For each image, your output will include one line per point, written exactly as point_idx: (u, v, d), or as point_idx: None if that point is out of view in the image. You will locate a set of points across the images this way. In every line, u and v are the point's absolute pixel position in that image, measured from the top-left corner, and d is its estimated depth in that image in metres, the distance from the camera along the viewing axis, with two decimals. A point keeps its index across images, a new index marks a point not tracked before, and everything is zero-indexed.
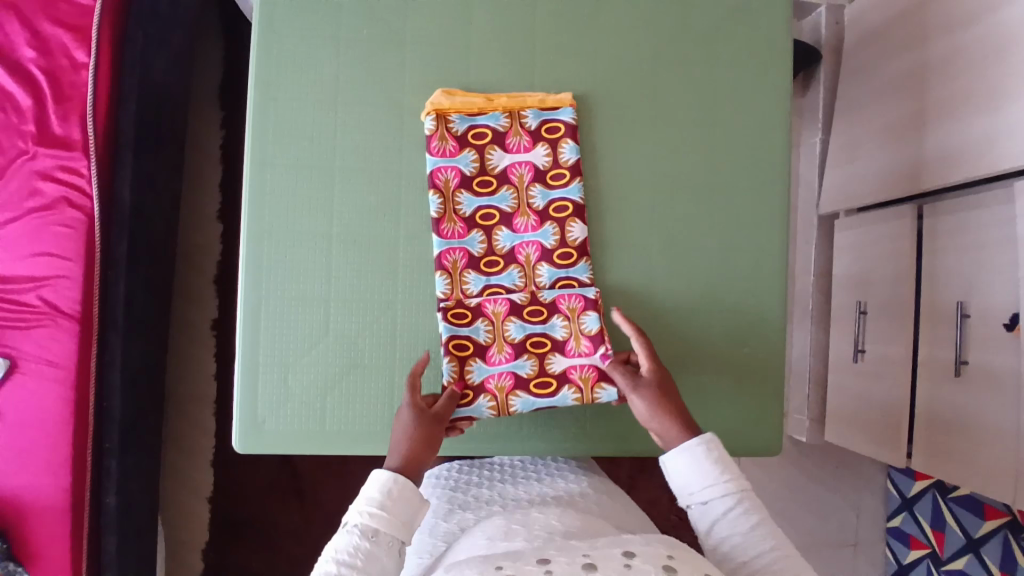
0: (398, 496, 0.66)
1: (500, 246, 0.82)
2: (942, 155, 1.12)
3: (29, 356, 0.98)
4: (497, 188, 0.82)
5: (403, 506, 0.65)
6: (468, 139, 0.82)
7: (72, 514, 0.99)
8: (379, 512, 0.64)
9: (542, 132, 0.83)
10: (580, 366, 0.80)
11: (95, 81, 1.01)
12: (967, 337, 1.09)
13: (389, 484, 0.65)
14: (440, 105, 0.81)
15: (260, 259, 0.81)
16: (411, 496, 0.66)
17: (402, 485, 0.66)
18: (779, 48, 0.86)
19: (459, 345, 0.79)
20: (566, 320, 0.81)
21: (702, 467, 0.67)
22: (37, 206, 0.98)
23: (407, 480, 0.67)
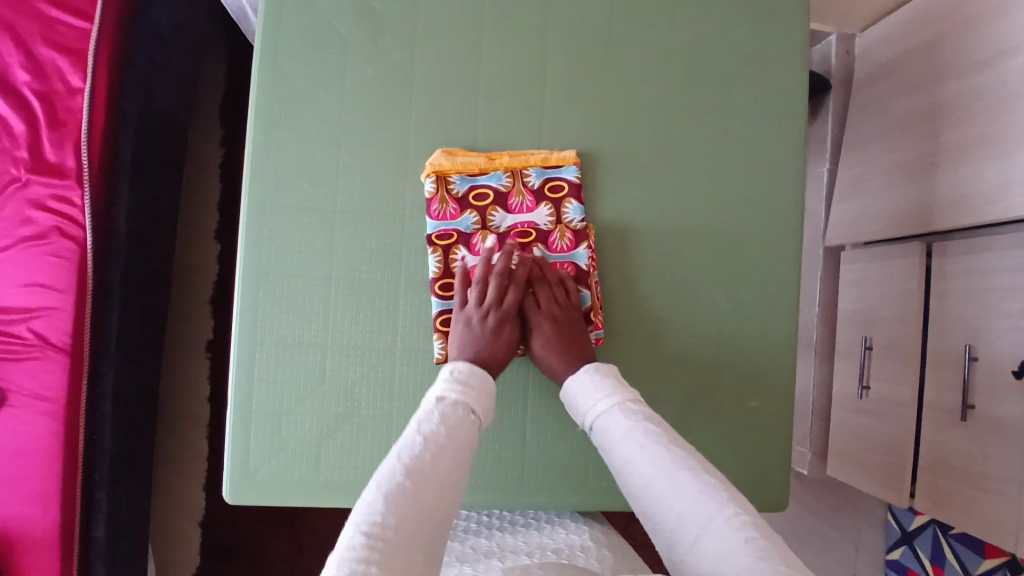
0: (469, 394, 0.68)
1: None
2: (954, 196, 1.10)
3: (20, 389, 0.95)
4: (496, 249, 0.81)
5: (480, 396, 0.68)
6: (470, 200, 0.81)
7: (61, 549, 0.96)
8: (464, 393, 0.67)
9: (546, 192, 0.82)
10: (561, 267, 0.82)
11: (91, 107, 0.98)
12: (975, 380, 1.07)
13: (472, 371, 0.70)
14: (441, 166, 0.80)
15: (255, 304, 0.79)
16: (488, 385, 0.70)
17: (481, 375, 0.71)
18: (790, 99, 0.86)
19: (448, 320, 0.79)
20: None
21: (589, 392, 0.70)
22: (29, 235, 0.96)
23: (486, 374, 0.72)
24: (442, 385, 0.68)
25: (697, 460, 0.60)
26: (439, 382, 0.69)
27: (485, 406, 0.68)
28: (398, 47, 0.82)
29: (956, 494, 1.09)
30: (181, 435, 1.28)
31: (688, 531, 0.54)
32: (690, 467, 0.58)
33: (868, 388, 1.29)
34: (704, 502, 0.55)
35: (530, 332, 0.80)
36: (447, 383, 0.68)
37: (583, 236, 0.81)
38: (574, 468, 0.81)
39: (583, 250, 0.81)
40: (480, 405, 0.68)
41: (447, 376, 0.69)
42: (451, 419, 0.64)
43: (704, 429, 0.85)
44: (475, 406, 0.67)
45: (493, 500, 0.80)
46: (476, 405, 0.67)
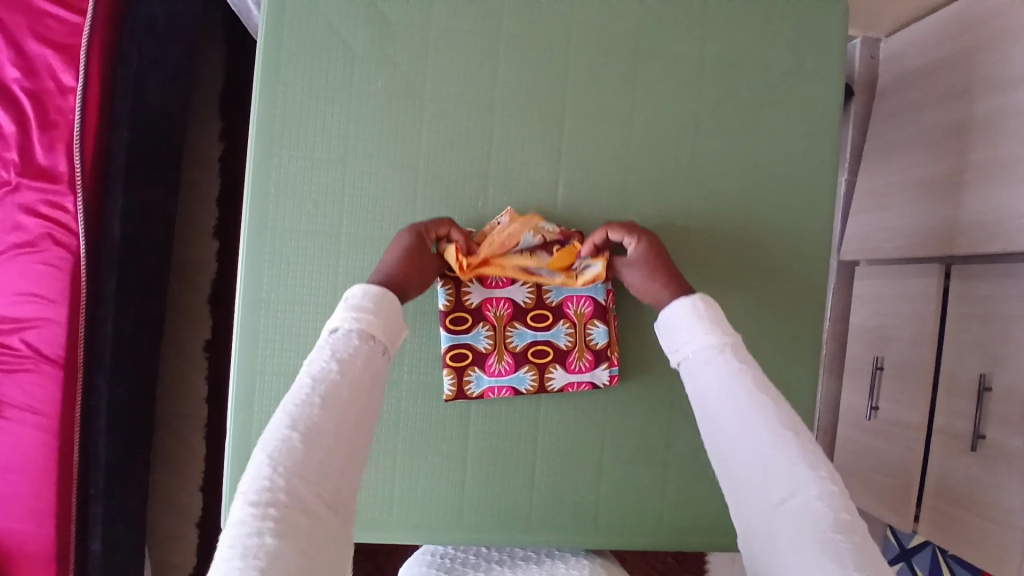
0: (374, 318, 0.57)
1: (511, 341, 0.78)
2: (979, 221, 1.06)
3: (14, 403, 0.93)
4: (508, 282, 0.77)
5: (386, 320, 0.58)
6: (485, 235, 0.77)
7: (57, 560, 0.95)
8: (367, 315, 0.57)
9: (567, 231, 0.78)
10: (577, 300, 0.78)
11: (83, 107, 0.93)
12: (987, 411, 1.05)
13: (373, 294, 0.59)
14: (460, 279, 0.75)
15: (255, 331, 0.76)
16: (394, 306, 0.60)
17: (384, 297, 0.59)
18: (824, 127, 0.82)
19: (458, 354, 0.76)
20: (572, 325, 0.78)
21: (686, 319, 0.60)
22: (19, 241, 0.92)
23: (390, 295, 0.60)
24: (344, 309, 0.57)
25: (798, 418, 0.52)
26: (342, 308, 0.58)
27: (392, 330, 0.58)
28: (411, 59, 0.77)
29: (959, 523, 1.07)
30: (178, 436, 1.25)
31: (771, 493, 0.48)
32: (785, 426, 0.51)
33: (876, 408, 1.27)
34: (800, 467, 0.48)
35: (541, 368, 0.78)
36: (346, 308, 0.57)
37: None
38: (583, 506, 0.80)
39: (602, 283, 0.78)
40: (385, 329, 0.58)
41: (351, 301, 0.58)
42: (358, 347, 0.55)
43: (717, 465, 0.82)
44: (378, 331, 0.57)
45: (498, 531, 0.80)
46: (378, 335, 0.57)
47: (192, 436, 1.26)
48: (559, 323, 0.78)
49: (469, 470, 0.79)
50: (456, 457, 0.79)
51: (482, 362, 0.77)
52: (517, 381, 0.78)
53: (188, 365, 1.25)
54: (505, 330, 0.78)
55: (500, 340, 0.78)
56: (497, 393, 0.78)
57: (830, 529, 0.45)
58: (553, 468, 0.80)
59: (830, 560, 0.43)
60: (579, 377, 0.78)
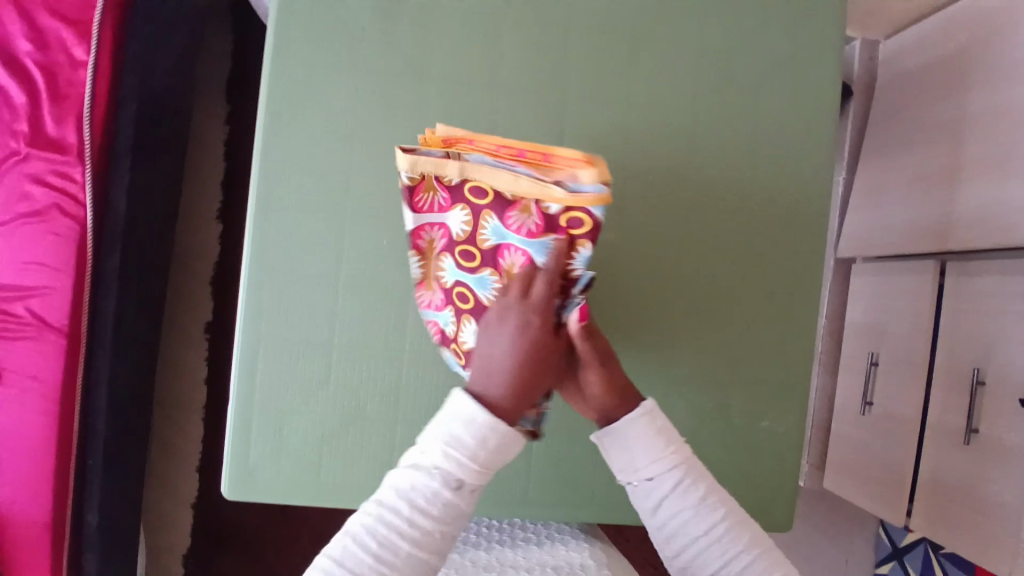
0: (473, 463, 0.55)
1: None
2: (974, 216, 1.08)
3: (15, 369, 0.93)
4: (442, 304, 0.68)
5: (489, 463, 0.56)
6: (463, 196, 0.66)
7: (53, 530, 0.96)
8: (468, 463, 0.55)
9: (539, 194, 0.69)
10: None
11: (94, 81, 0.95)
12: (981, 404, 1.06)
13: (485, 433, 0.55)
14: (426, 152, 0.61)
15: (261, 299, 0.77)
16: (506, 444, 0.56)
17: (498, 435, 0.56)
18: (821, 113, 0.84)
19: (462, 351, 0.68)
20: None
21: (649, 445, 0.62)
22: (26, 211, 0.93)
23: (506, 429, 0.56)
24: (445, 442, 0.56)
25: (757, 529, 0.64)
26: (444, 431, 0.56)
27: (490, 472, 0.56)
28: (419, 35, 0.78)
29: (953, 516, 1.08)
30: (175, 418, 1.25)
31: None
32: (751, 540, 0.62)
33: (870, 404, 1.27)
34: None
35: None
36: (450, 442, 0.56)
37: None
38: (580, 481, 0.81)
39: None
40: (483, 470, 0.56)
41: (455, 431, 0.56)
42: (442, 494, 0.55)
43: (714, 444, 0.83)
44: (475, 480, 0.56)
45: (496, 504, 0.80)
46: (472, 481, 0.56)
47: (189, 417, 1.25)
48: None
49: None
50: None
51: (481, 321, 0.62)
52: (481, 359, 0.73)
53: (187, 346, 1.25)
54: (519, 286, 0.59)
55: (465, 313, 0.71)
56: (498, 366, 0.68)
57: None
58: (550, 443, 0.81)
59: None
60: None
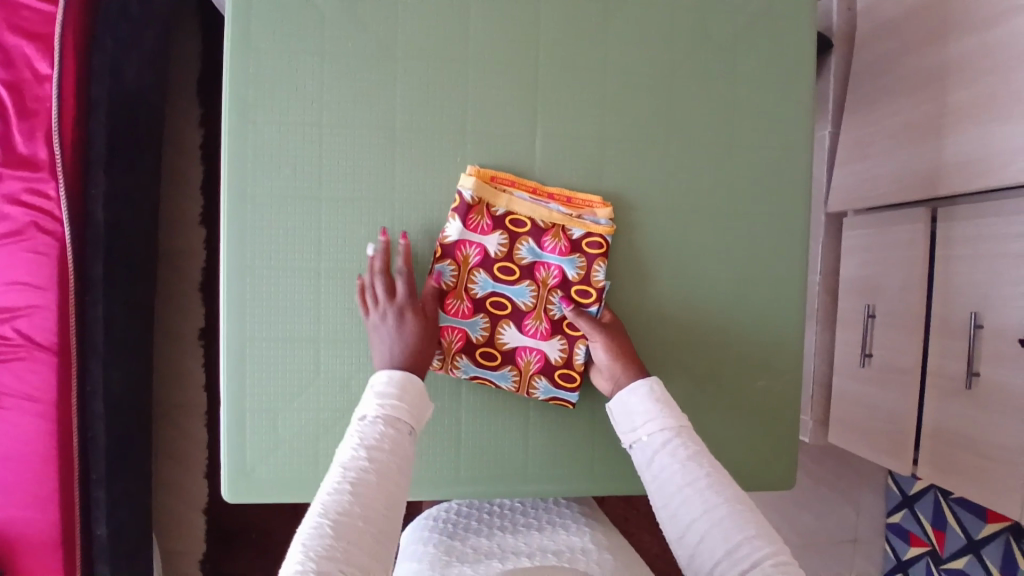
0: (400, 402, 0.63)
1: (552, 309, 0.79)
2: (963, 160, 1.06)
3: (8, 391, 0.93)
4: (471, 312, 0.78)
5: (410, 402, 0.64)
6: (505, 223, 0.78)
7: (63, 547, 0.96)
8: (394, 403, 0.63)
9: (582, 245, 0.79)
10: (548, 265, 0.79)
11: (60, 93, 0.93)
12: (980, 349, 1.05)
13: (400, 378, 0.66)
14: (482, 195, 0.77)
15: (244, 298, 0.76)
16: (420, 389, 0.66)
17: (410, 381, 0.66)
18: (797, 67, 0.82)
19: (486, 353, 0.78)
20: (535, 287, 0.78)
21: (646, 405, 0.68)
22: (4, 231, 0.92)
23: (415, 378, 0.67)
24: (372, 397, 0.64)
25: (750, 500, 0.60)
26: (370, 395, 0.64)
27: (417, 414, 0.64)
28: (380, 18, 0.77)
29: (958, 462, 1.08)
30: (178, 425, 1.25)
31: (734, 561, 0.54)
32: (736, 503, 0.59)
33: (870, 356, 1.26)
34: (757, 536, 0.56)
35: (574, 340, 0.79)
36: (375, 396, 0.64)
37: (580, 246, 0.79)
38: (579, 453, 0.82)
39: (576, 258, 0.79)
40: (410, 411, 0.64)
41: (378, 388, 0.64)
42: (385, 432, 0.61)
43: (711, 408, 0.83)
44: (404, 417, 0.63)
45: (497, 485, 0.81)
46: (405, 416, 0.63)
47: (192, 423, 1.26)
48: (524, 282, 0.78)
49: (464, 426, 0.80)
50: (451, 415, 0.80)
51: (519, 320, 0.79)
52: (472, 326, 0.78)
53: (183, 354, 1.25)
54: (548, 294, 0.79)
55: (462, 283, 0.77)
56: (525, 355, 0.79)
57: None
58: (545, 419, 0.81)
59: None
60: (528, 342, 0.79)
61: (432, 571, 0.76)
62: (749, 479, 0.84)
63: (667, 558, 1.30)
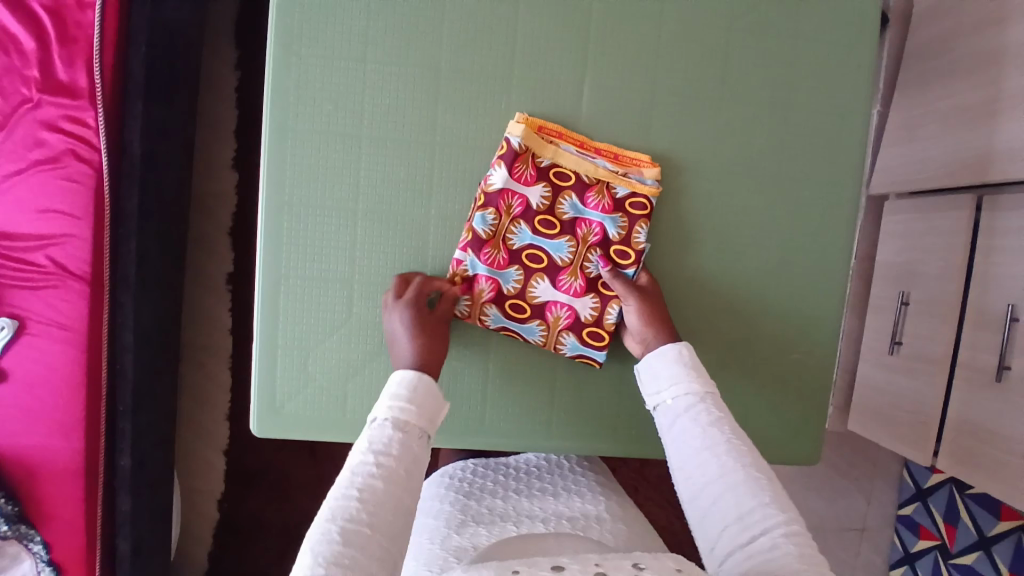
0: (412, 406, 0.61)
1: (589, 267, 0.78)
2: (1016, 146, 1.02)
3: (38, 317, 0.94)
4: (506, 264, 0.77)
5: (425, 406, 0.62)
6: (549, 175, 0.76)
7: (86, 474, 0.98)
8: (406, 405, 0.61)
9: (625, 205, 0.77)
10: (588, 222, 0.77)
11: (102, 21, 0.92)
12: (1015, 342, 1.02)
13: (413, 380, 0.63)
14: (529, 143, 0.75)
15: (280, 233, 0.76)
16: (432, 389, 0.63)
17: (425, 382, 0.63)
18: (860, 32, 0.79)
19: (516, 305, 0.77)
20: (575, 244, 0.77)
21: (673, 367, 0.67)
22: (41, 157, 0.92)
23: (430, 379, 0.64)
24: (385, 401, 0.62)
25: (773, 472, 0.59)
26: (383, 398, 0.62)
27: (429, 415, 0.62)
28: None
29: (980, 455, 1.07)
30: (201, 367, 1.27)
31: (744, 524, 0.53)
32: (753, 470, 0.57)
33: (898, 344, 1.24)
34: (772, 508, 0.54)
35: (607, 299, 0.78)
36: (388, 399, 0.62)
37: (623, 207, 0.77)
38: (604, 413, 0.81)
39: (618, 218, 0.77)
40: (422, 414, 0.61)
41: (392, 391, 0.62)
42: (396, 437, 0.59)
43: (742, 378, 0.82)
44: (417, 420, 0.61)
45: (519, 439, 0.81)
46: (416, 418, 0.61)
47: (216, 365, 1.27)
48: (563, 237, 0.77)
49: (491, 379, 0.80)
50: (480, 368, 0.80)
51: (553, 275, 0.78)
52: (505, 278, 0.77)
53: (209, 296, 1.26)
54: (587, 251, 0.77)
55: (501, 232, 0.76)
56: (555, 310, 0.78)
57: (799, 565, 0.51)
58: (573, 377, 0.81)
59: None
60: (559, 296, 0.78)
61: (447, 529, 0.76)
62: (774, 453, 0.83)
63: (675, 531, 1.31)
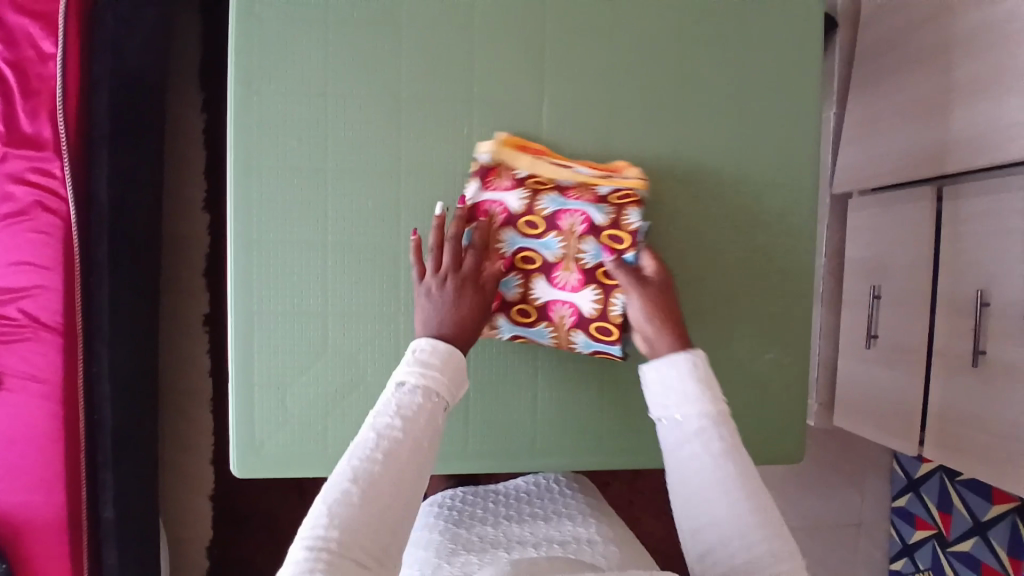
0: (432, 376, 0.57)
1: (584, 258, 0.74)
2: (970, 137, 1.05)
3: (14, 372, 0.93)
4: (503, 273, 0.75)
5: (447, 377, 0.58)
6: (527, 180, 0.75)
7: (71, 529, 0.96)
8: (424, 376, 0.57)
9: (611, 198, 0.75)
10: (572, 213, 0.74)
11: (64, 73, 0.93)
12: (987, 327, 1.04)
13: (434, 349, 0.59)
14: (500, 158, 0.76)
15: (250, 271, 0.76)
16: (457, 359, 0.59)
17: (447, 353, 0.59)
18: (805, 38, 0.82)
19: (521, 311, 0.76)
20: (564, 238, 0.74)
21: (684, 383, 0.60)
22: (9, 212, 0.91)
23: (453, 349, 0.60)
24: (406, 366, 0.57)
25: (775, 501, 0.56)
26: (406, 361, 0.58)
27: (452, 386, 0.58)
28: None
29: (966, 441, 1.08)
30: (183, 412, 1.25)
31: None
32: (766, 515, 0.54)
33: (875, 337, 1.25)
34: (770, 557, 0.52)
35: (610, 289, 0.74)
36: (411, 362, 0.58)
37: (605, 197, 0.75)
38: (586, 428, 0.82)
39: (602, 206, 0.74)
40: (448, 385, 0.58)
41: (413, 357, 0.58)
42: (409, 412, 0.55)
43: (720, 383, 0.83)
44: (439, 392, 0.57)
45: (504, 460, 0.81)
46: (437, 389, 0.57)
47: (198, 409, 1.26)
48: (550, 234, 0.74)
49: (472, 400, 0.80)
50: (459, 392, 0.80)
51: (551, 274, 0.75)
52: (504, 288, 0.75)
53: (187, 339, 1.25)
54: (579, 243, 0.74)
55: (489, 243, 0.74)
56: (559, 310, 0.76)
57: None
58: (553, 394, 0.81)
59: None
60: (560, 295, 0.76)
61: (436, 558, 0.76)
62: (757, 454, 0.84)
63: (672, 542, 1.31)
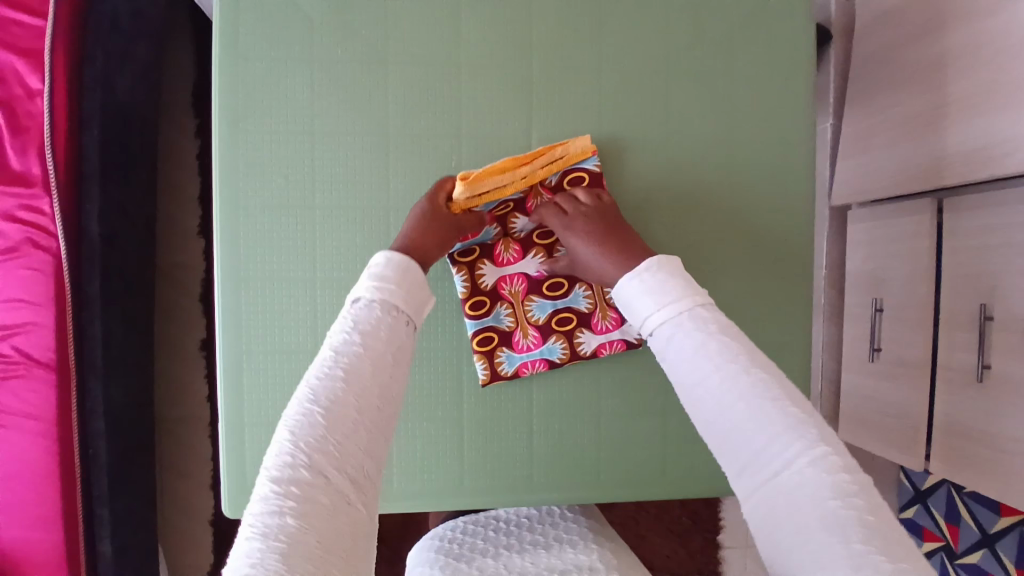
0: (399, 286, 0.54)
1: (532, 314, 0.79)
2: (965, 151, 1.03)
3: (12, 410, 0.92)
4: (566, 292, 0.78)
5: (412, 289, 0.55)
6: (565, 186, 0.77)
7: (69, 564, 0.96)
8: (392, 285, 0.54)
9: (565, 185, 0.77)
10: None
11: (52, 107, 0.92)
12: (988, 341, 1.01)
13: (396, 262, 0.56)
14: (565, 157, 0.76)
15: (238, 309, 0.75)
16: (418, 276, 0.57)
17: (408, 267, 0.56)
18: (799, 59, 0.81)
19: (563, 319, 0.78)
20: (589, 290, 0.78)
21: (654, 291, 0.55)
22: (1, 249, 0.91)
23: (412, 264, 0.57)
24: (368, 279, 0.54)
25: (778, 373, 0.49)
26: (365, 277, 0.55)
27: (417, 300, 0.55)
28: (374, 22, 0.75)
29: (967, 457, 1.05)
30: (180, 439, 1.24)
31: (760, 456, 0.45)
32: (760, 390, 0.47)
33: (878, 350, 1.24)
34: (787, 435, 0.45)
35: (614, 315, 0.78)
36: (369, 278, 0.55)
37: None
38: (583, 458, 0.81)
39: None
40: (409, 299, 0.54)
41: (375, 269, 0.55)
42: (382, 318, 0.52)
43: None
44: (403, 303, 0.54)
45: (500, 493, 0.80)
46: (402, 301, 0.54)
47: (196, 437, 1.25)
48: (576, 289, 0.78)
49: (466, 435, 0.79)
50: (453, 425, 0.79)
51: (588, 321, 0.79)
52: (573, 303, 0.79)
53: (183, 367, 1.24)
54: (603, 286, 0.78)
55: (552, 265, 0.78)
56: (531, 368, 0.78)
57: (829, 497, 0.43)
58: (550, 425, 0.80)
59: (828, 530, 0.42)
60: (569, 322, 0.78)
61: None
62: None
63: (676, 559, 1.30)
